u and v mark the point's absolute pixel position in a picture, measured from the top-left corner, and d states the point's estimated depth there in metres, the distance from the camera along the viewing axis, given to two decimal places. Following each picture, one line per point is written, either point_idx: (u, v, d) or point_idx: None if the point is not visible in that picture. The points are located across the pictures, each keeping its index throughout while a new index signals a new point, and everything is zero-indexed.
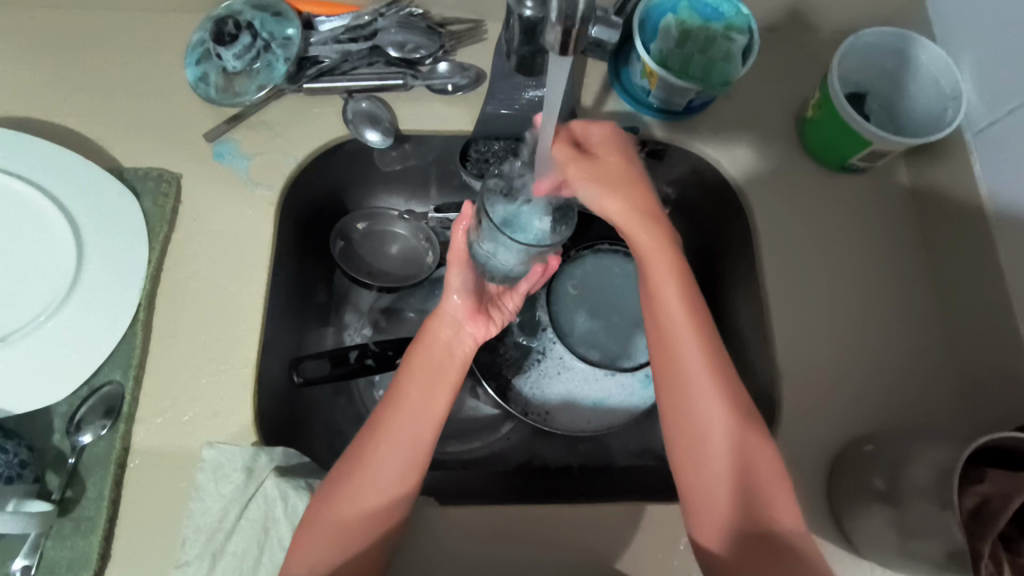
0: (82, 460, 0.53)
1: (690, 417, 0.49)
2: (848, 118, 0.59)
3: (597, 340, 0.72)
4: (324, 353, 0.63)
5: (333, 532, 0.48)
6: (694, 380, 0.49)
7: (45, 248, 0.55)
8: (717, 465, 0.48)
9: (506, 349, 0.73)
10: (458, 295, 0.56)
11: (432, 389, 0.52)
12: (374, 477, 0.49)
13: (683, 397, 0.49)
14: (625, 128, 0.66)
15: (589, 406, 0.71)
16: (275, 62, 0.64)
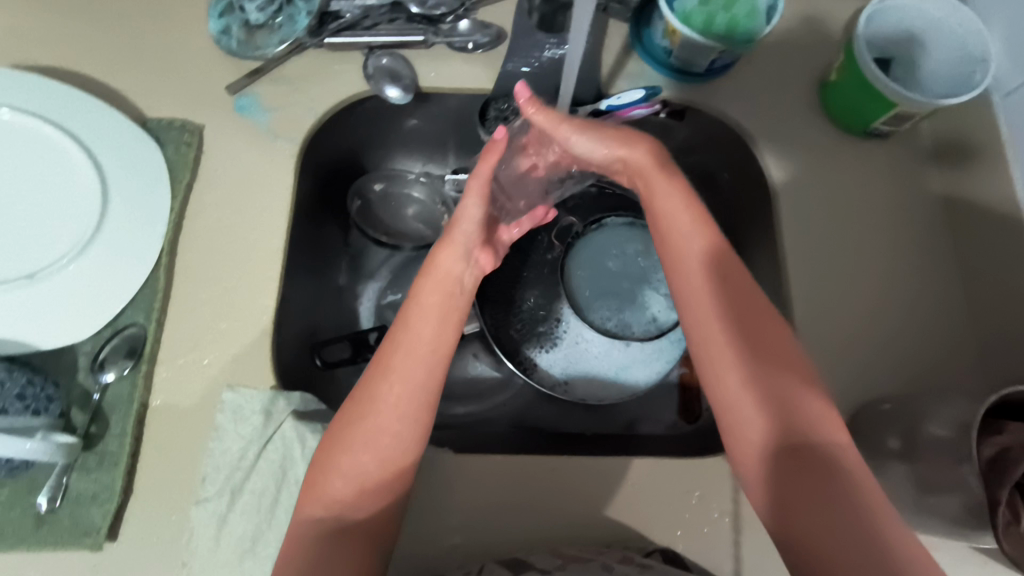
0: (106, 398, 0.54)
1: (709, 364, 0.47)
2: (873, 78, 0.58)
3: (610, 313, 0.72)
4: (346, 337, 0.65)
5: (350, 482, 0.46)
6: (708, 327, 0.47)
7: (71, 191, 0.56)
8: (746, 411, 0.45)
9: (521, 324, 0.73)
10: (473, 223, 0.52)
11: (443, 328, 0.50)
12: (384, 416, 0.47)
13: (717, 350, 0.47)
14: (647, 88, 0.64)
15: (609, 374, 0.71)
16: (296, 15, 0.64)
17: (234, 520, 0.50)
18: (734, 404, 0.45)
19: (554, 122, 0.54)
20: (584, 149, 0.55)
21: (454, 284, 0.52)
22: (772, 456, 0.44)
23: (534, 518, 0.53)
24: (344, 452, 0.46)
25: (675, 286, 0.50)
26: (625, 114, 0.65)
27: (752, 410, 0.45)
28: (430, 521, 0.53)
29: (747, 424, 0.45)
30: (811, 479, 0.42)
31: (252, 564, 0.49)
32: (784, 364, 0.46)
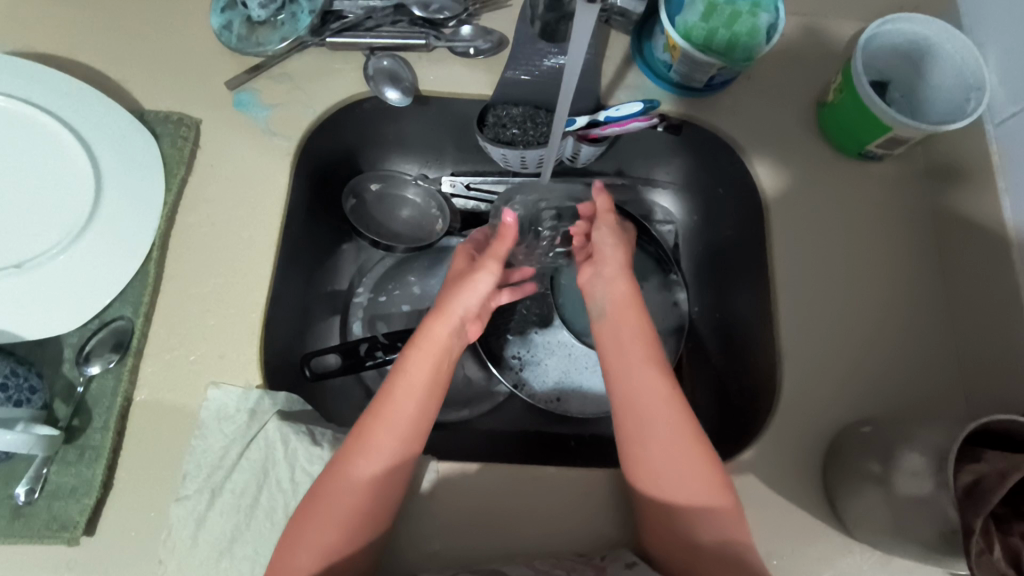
0: (90, 390, 0.53)
1: (656, 452, 0.50)
2: (869, 102, 0.59)
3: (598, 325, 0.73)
4: (335, 348, 0.64)
5: (318, 547, 0.47)
6: (655, 409, 0.51)
7: (64, 181, 0.56)
8: (690, 496, 0.48)
9: (508, 338, 0.74)
10: (484, 284, 0.56)
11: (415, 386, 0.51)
12: (349, 482, 0.48)
13: (661, 430, 0.50)
14: (644, 102, 0.64)
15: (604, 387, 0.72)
16: (299, 14, 0.64)
17: (214, 519, 0.50)
18: (679, 494, 0.49)
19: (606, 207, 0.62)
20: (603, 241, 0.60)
21: (445, 353, 0.54)
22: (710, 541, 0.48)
23: (516, 528, 0.53)
24: (311, 518, 0.47)
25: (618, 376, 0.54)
26: (623, 126, 0.65)
27: (699, 501, 0.48)
28: (410, 527, 0.53)
29: (687, 504, 0.48)
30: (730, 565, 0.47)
31: (230, 563, 0.49)
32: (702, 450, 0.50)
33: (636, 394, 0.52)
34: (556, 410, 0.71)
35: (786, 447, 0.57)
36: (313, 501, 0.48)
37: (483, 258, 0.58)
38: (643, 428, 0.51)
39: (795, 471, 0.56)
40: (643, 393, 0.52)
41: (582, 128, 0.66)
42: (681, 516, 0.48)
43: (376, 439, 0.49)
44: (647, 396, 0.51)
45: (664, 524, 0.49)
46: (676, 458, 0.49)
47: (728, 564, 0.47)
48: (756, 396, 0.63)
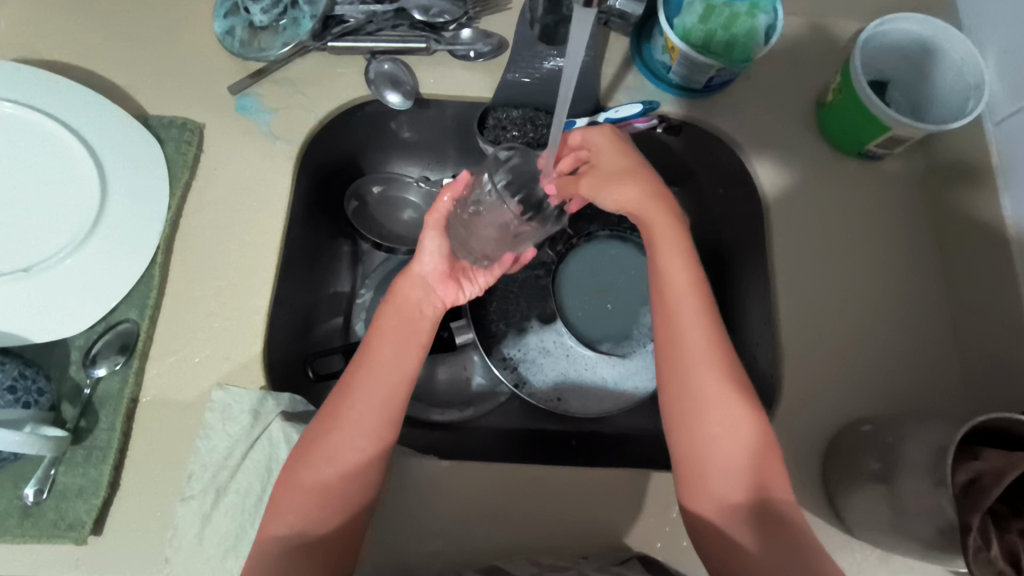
0: (96, 392, 0.54)
1: (688, 395, 0.49)
2: (868, 101, 0.59)
3: (601, 326, 0.74)
4: (338, 349, 0.65)
5: (311, 493, 0.48)
6: (692, 349, 0.50)
7: (70, 186, 0.57)
8: (716, 444, 0.47)
9: (511, 337, 0.74)
10: (431, 257, 0.58)
11: (405, 348, 0.54)
12: (346, 431, 0.49)
13: (697, 378, 0.49)
14: (643, 103, 0.65)
15: (605, 388, 0.72)
16: (301, 18, 0.65)
17: (218, 519, 0.51)
18: (708, 441, 0.48)
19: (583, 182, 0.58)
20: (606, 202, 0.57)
21: (416, 313, 0.56)
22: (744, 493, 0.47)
23: (518, 527, 0.53)
24: (309, 464, 0.48)
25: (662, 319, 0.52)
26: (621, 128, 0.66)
27: (737, 450, 0.47)
28: (412, 525, 0.53)
29: (713, 452, 0.47)
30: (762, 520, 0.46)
31: (235, 562, 0.50)
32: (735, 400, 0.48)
33: (669, 341, 0.51)
34: (557, 411, 0.71)
35: (786, 445, 0.57)
36: (297, 454, 0.49)
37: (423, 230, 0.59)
38: (681, 372, 0.50)
39: (794, 469, 0.56)
40: (685, 339, 0.50)
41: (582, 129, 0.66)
42: (709, 467, 0.48)
43: (364, 391, 0.51)
44: (684, 342, 0.50)
45: (693, 481, 0.48)
46: (705, 404, 0.49)
47: (746, 523, 0.46)
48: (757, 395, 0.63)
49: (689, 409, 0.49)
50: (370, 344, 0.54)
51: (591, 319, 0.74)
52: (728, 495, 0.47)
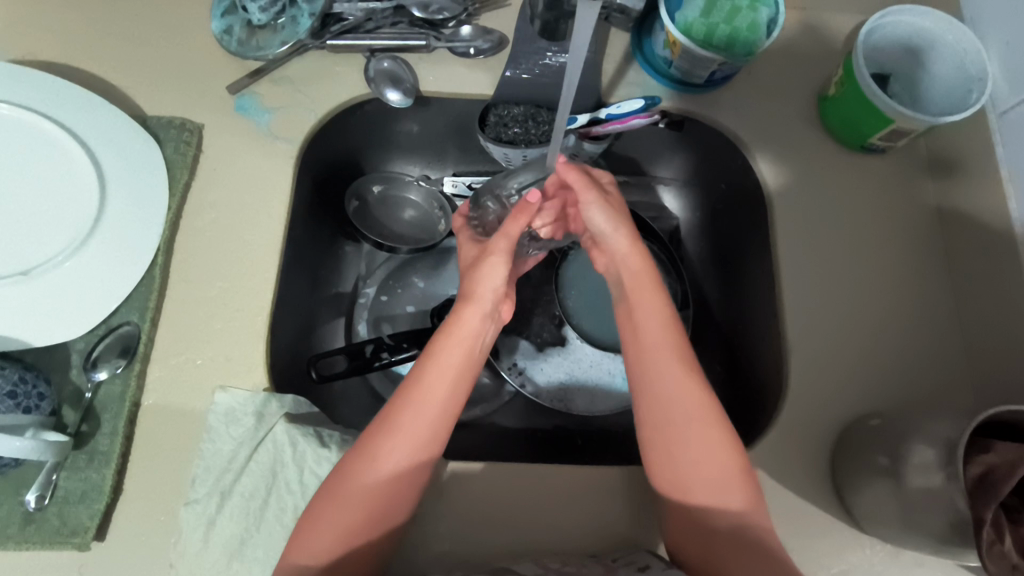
0: (98, 396, 0.53)
1: (669, 434, 0.48)
2: (870, 93, 0.59)
3: (605, 325, 0.73)
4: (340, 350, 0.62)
5: (340, 537, 0.47)
6: (669, 389, 0.49)
7: (68, 188, 0.56)
8: (698, 482, 0.47)
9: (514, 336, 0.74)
10: (495, 287, 0.53)
11: (457, 386, 0.50)
12: (379, 475, 0.47)
13: (678, 416, 0.48)
14: (645, 99, 0.65)
15: (611, 387, 0.72)
16: (300, 17, 0.64)
17: (223, 523, 0.50)
18: (689, 478, 0.47)
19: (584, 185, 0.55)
20: (598, 221, 0.55)
21: (475, 346, 0.52)
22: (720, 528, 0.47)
23: (526, 526, 0.53)
24: (334, 505, 0.47)
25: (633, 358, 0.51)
26: (625, 123, 0.65)
27: (716, 488, 0.47)
28: (418, 527, 0.53)
29: (695, 490, 0.47)
30: (737, 550, 0.47)
31: (241, 566, 0.49)
32: (715, 439, 0.48)
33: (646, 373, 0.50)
34: (559, 410, 0.71)
35: (793, 441, 0.57)
36: (332, 491, 0.48)
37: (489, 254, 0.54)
38: (662, 414, 0.49)
39: (801, 465, 0.56)
40: (659, 378, 0.49)
41: (583, 126, 0.66)
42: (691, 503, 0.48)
43: (406, 433, 0.48)
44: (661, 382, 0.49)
45: (676, 511, 0.49)
46: (684, 440, 0.48)
47: (735, 550, 0.47)
48: (763, 391, 0.63)
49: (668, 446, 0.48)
50: (420, 375, 0.50)
51: (595, 318, 0.73)
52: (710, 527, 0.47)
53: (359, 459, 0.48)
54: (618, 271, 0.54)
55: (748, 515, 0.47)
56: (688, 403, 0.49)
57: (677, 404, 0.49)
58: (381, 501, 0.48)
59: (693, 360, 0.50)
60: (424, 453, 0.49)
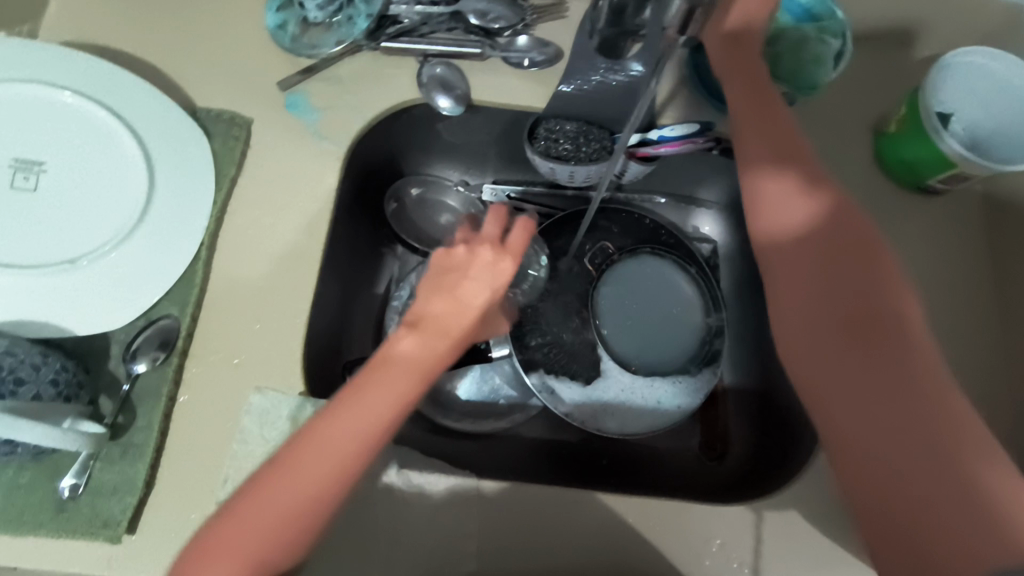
0: (135, 389, 0.53)
1: (824, 374, 0.48)
2: (935, 134, 0.58)
3: (636, 349, 0.75)
4: None
5: (236, 568, 0.40)
6: (813, 327, 0.49)
7: (117, 176, 0.55)
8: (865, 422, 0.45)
9: (544, 351, 0.74)
10: (472, 296, 0.46)
11: (395, 399, 0.44)
12: (281, 493, 0.42)
13: (826, 355, 0.48)
14: (700, 124, 0.63)
15: (643, 407, 0.72)
16: (357, 17, 0.63)
17: None
18: (854, 417, 0.46)
19: (747, 124, 0.56)
20: (755, 157, 0.56)
21: (427, 370, 0.45)
22: (906, 471, 0.42)
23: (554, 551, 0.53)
24: (233, 528, 0.41)
25: (778, 303, 0.52)
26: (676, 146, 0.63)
27: (887, 427, 0.44)
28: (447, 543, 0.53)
29: (864, 431, 0.45)
30: (935, 487, 0.41)
31: None
32: (877, 369, 0.46)
33: (792, 316, 0.51)
34: (592, 431, 0.70)
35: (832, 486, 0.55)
36: (240, 511, 0.42)
37: (462, 259, 0.47)
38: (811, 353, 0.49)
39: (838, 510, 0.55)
40: (801, 316, 0.50)
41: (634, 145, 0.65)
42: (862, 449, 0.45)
43: (320, 448, 0.42)
44: (810, 323, 0.50)
45: (846, 467, 0.46)
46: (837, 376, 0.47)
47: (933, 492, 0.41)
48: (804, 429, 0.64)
49: (822, 388, 0.48)
50: (359, 382, 0.44)
51: (625, 339, 0.75)
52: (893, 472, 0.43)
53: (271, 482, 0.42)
54: (781, 202, 0.53)
55: (942, 446, 0.42)
56: (823, 353, 0.48)
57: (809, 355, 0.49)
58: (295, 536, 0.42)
59: (826, 301, 0.49)
60: (345, 475, 0.43)
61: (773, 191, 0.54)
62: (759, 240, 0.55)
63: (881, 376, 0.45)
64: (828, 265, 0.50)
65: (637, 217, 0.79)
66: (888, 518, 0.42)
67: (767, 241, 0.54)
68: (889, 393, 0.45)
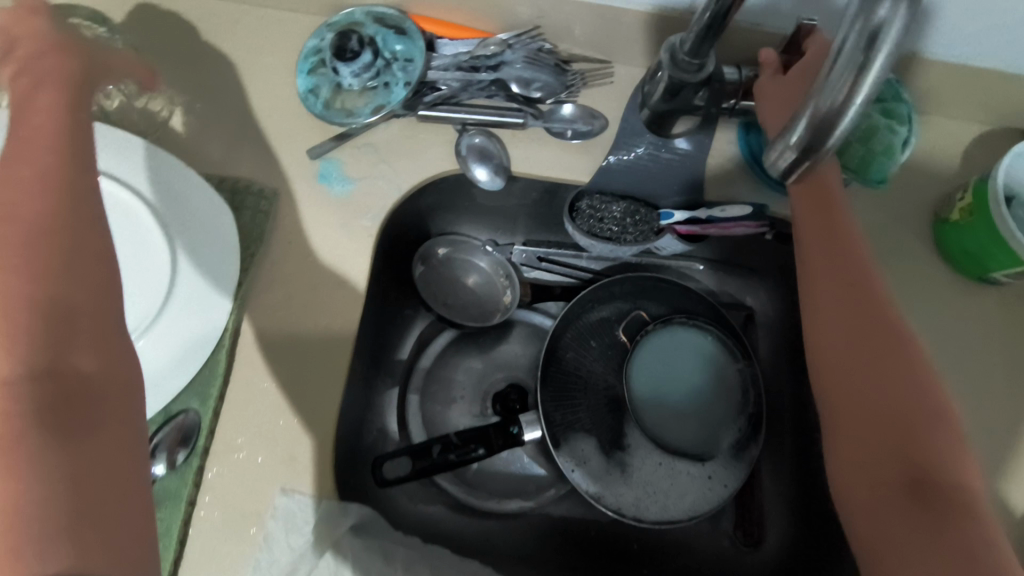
0: (152, 492, 0.50)
1: (836, 405, 0.48)
2: (1006, 233, 0.54)
3: (671, 426, 0.71)
4: (405, 451, 0.62)
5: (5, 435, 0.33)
6: (837, 357, 0.49)
7: (141, 263, 0.53)
8: (866, 457, 0.45)
9: (574, 432, 0.68)
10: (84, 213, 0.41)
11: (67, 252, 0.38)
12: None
13: (840, 388, 0.48)
14: (754, 204, 0.60)
15: (683, 492, 0.67)
16: (393, 85, 0.59)
17: None
18: (856, 455, 0.46)
19: (812, 190, 0.53)
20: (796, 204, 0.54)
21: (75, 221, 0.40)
22: (895, 512, 0.43)
23: None
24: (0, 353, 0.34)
25: (808, 327, 0.52)
26: (727, 229, 0.61)
27: (886, 467, 0.44)
28: None
29: (864, 467, 0.45)
30: (922, 535, 0.41)
31: None
32: (886, 412, 0.45)
33: (817, 343, 0.51)
34: (627, 519, 0.66)
35: None
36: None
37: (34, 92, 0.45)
38: (827, 381, 0.49)
39: None
40: (827, 344, 0.50)
41: (682, 224, 0.62)
42: (862, 488, 0.45)
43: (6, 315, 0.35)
44: (834, 351, 0.49)
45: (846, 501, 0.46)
46: (847, 411, 0.47)
47: (916, 537, 0.41)
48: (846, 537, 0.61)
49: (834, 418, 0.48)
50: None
51: (658, 416, 0.71)
52: (883, 513, 0.43)
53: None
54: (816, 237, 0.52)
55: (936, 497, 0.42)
56: (863, 467, 0.45)
57: (848, 465, 0.47)
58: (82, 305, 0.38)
59: (852, 334, 0.49)
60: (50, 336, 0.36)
61: (813, 221, 0.53)
62: (809, 334, 0.52)
63: (888, 419, 0.45)
64: (875, 372, 0.47)
65: (673, 283, 0.75)
66: (873, 551, 0.43)
67: (814, 335, 0.51)
68: (895, 438, 0.45)
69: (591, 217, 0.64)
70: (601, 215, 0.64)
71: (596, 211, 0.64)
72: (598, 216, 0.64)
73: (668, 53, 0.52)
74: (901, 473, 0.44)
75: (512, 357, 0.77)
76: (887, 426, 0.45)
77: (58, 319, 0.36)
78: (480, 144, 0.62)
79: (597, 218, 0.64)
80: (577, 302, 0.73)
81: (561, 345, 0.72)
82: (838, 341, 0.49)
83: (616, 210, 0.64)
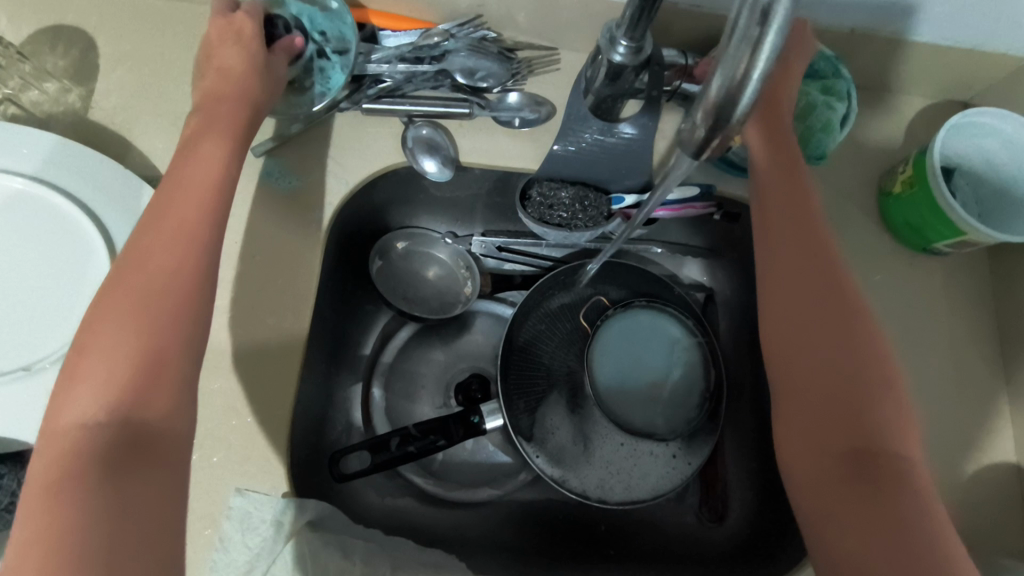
0: None
1: (791, 380, 0.48)
2: (941, 201, 0.55)
3: (636, 410, 0.70)
4: (364, 444, 0.62)
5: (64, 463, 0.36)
6: (794, 334, 0.49)
7: (81, 270, 0.53)
8: (817, 432, 0.45)
9: (543, 414, 0.70)
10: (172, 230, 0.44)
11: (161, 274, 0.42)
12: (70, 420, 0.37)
13: (795, 364, 0.48)
14: (701, 185, 0.61)
15: (651, 473, 0.68)
16: (330, 69, 0.57)
17: None
18: (808, 430, 0.46)
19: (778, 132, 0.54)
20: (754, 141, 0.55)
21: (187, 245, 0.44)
22: (842, 487, 0.43)
23: None
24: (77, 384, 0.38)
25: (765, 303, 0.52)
26: (676, 211, 0.61)
27: (836, 443, 0.44)
28: None
29: (815, 442, 0.45)
30: (864, 509, 0.41)
31: None
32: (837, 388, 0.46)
33: (776, 320, 0.50)
34: (592, 502, 0.67)
35: None
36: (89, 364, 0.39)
37: None
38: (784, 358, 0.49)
39: None
40: (784, 319, 0.50)
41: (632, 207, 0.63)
42: (812, 462, 0.45)
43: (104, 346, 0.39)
44: (791, 328, 0.49)
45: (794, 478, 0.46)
46: (801, 385, 0.47)
47: (860, 511, 0.41)
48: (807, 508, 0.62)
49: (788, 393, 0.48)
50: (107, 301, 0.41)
51: (624, 401, 0.70)
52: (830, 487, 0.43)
53: (94, 345, 0.39)
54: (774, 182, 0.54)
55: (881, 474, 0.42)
56: (814, 441, 0.45)
57: (800, 439, 0.46)
58: (193, 293, 0.42)
59: (808, 310, 0.49)
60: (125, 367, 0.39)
61: (777, 191, 0.53)
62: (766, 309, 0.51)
63: (839, 395, 0.45)
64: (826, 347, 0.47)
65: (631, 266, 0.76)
66: (821, 526, 0.43)
67: (773, 312, 0.50)
68: (845, 413, 0.45)
69: (545, 205, 0.63)
70: (554, 202, 0.63)
71: (548, 200, 0.63)
72: (551, 202, 0.63)
73: (606, 36, 0.52)
74: (848, 448, 0.44)
75: (475, 348, 0.77)
76: (838, 400, 0.45)
77: (138, 359, 0.39)
78: (428, 137, 0.62)
79: (550, 206, 0.63)
80: (538, 289, 0.73)
81: (525, 332, 0.72)
82: (795, 316, 0.49)
83: (565, 196, 0.63)
